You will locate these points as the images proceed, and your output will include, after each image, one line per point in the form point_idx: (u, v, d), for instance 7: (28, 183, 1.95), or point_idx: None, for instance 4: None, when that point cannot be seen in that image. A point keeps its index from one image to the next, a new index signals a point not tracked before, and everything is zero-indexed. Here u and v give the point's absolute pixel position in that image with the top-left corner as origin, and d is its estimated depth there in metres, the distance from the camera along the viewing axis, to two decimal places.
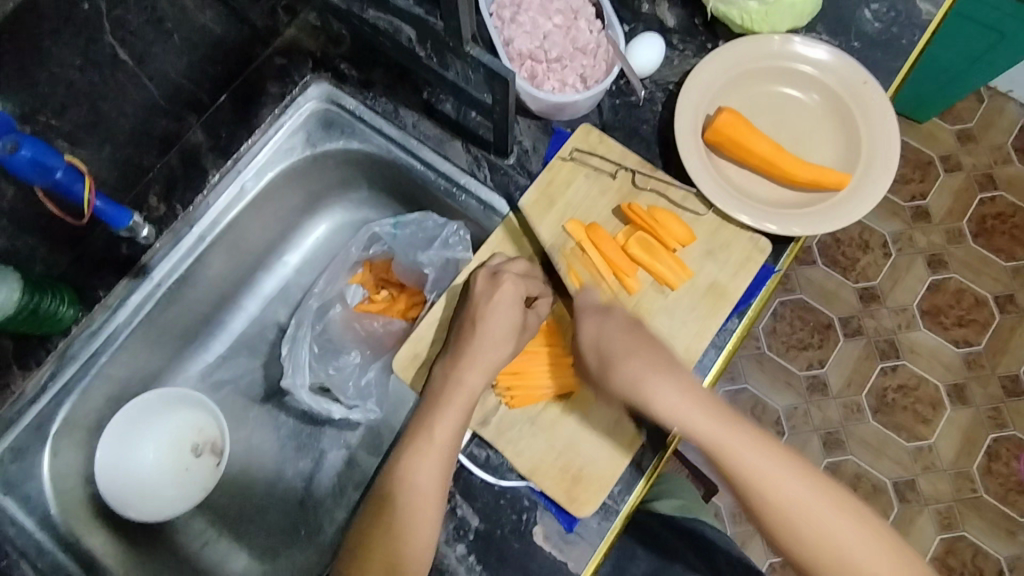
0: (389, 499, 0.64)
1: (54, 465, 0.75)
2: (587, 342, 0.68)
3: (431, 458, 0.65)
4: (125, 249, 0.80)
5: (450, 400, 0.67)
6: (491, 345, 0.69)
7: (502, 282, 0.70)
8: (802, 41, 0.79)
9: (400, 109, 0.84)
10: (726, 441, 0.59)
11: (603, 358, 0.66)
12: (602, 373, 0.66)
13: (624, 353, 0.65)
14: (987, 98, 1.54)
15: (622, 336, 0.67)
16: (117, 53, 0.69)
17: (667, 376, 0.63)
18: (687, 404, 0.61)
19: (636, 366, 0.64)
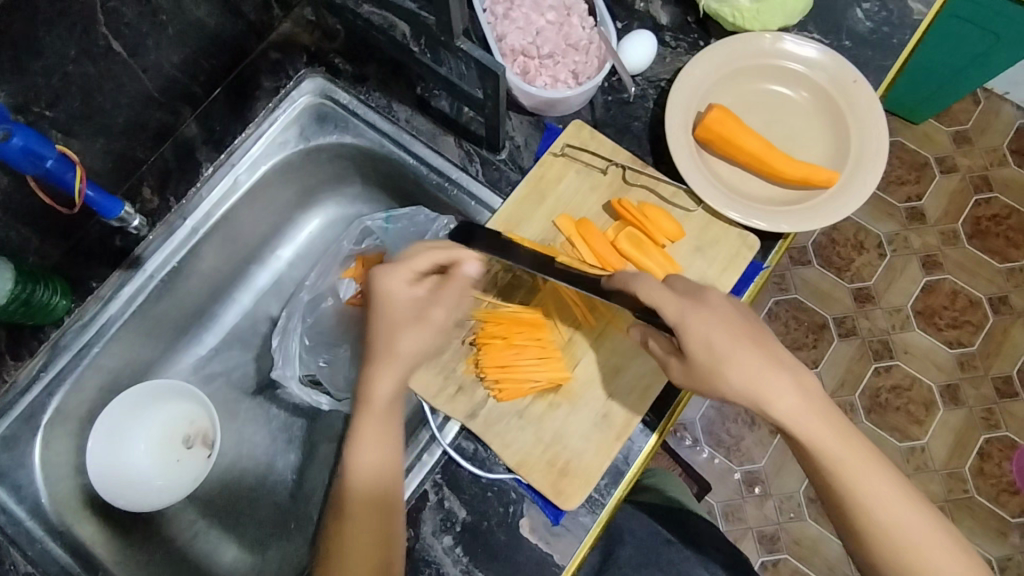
0: (350, 488, 0.64)
1: (45, 455, 0.76)
2: (695, 340, 0.62)
3: (375, 443, 0.65)
4: (118, 241, 0.80)
5: (383, 386, 0.67)
6: (432, 335, 0.68)
7: (407, 267, 0.69)
8: (792, 39, 0.80)
9: (393, 104, 0.84)
10: (835, 435, 0.62)
11: (718, 356, 0.62)
12: (711, 372, 0.62)
13: (742, 353, 0.62)
14: (983, 100, 1.55)
15: (733, 333, 0.62)
16: (111, 45, 0.68)
17: (783, 373, 0.62)
18: (803, 407, 0.62)
19: (755, 364, 0.62)
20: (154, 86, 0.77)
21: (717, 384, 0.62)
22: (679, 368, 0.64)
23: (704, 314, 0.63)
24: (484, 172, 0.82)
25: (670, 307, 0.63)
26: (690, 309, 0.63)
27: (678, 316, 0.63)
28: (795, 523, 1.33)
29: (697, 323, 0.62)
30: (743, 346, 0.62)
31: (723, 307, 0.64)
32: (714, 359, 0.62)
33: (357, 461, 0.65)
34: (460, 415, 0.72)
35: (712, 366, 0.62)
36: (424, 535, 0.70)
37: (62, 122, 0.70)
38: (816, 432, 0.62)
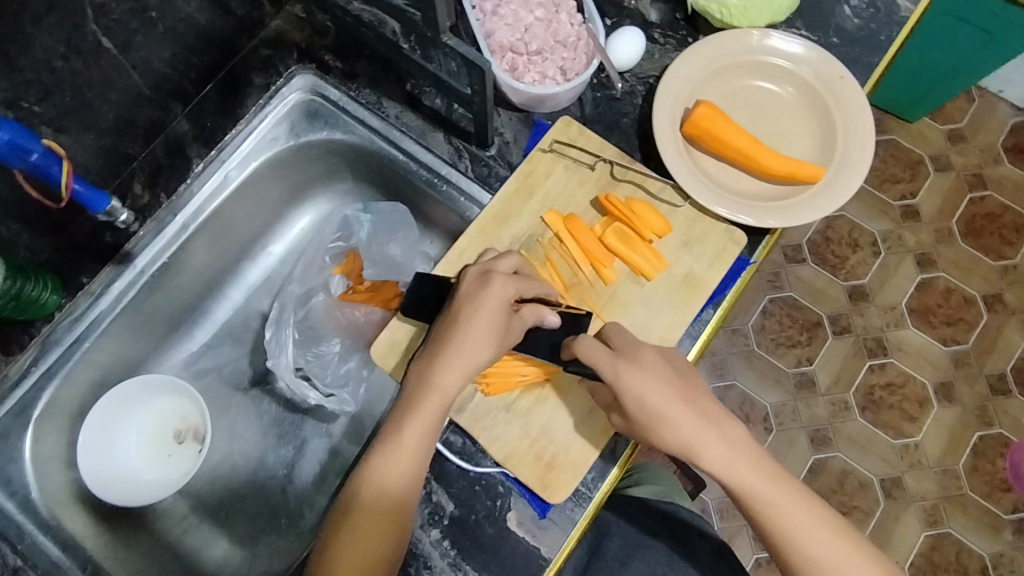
0: (367, 493, 0.65)
1: (36, 449, 0.76)
2: (629, 396, 0.65)
3: (409, 454, 0.65)
4: (108, 236, 0.81)
5: (429, 398, 0.66)
6: (471, 349, 0.67)
7: (492, 283, 0.69)
8: (779, 35, 0.80)
9: (383, 100, 0.85)
10: (766, 489, 0.64)
11: (651, 412, 0.65)
12: (647, 426, 0.65)
13: (672, 409, 0.65)
14: (977, 98, 1.56)
15: (664, 391, 0.66)
16: (100, 41, 0.69)
17: (712, 428, 0.66)
18: (731, 459, 0.65)
19: (686, 422, 0.65)
20: (144, 82, 0.77)
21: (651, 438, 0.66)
22: (619, 421, 0.68)
23: (636, 372, 0.66)
24: (474, 168, 0.82)
25: (605, 366, 0.66)
26: (624, 366, 0.66)
27: (612, 373, 0.66)
28: None
29: (630, 380, 0.66)
30: (673, 403, 0.65)
31: (656, 366, 0.67)
32: (647, 415, 0.65)
33: (385, 470, 0.65)
34: (448, 410, 0.72)
35: (646, 421, 0.65)
36: (411, 528, 0.71)
37: (51, 118, 0.70)
38: (747, 486, 0.64)
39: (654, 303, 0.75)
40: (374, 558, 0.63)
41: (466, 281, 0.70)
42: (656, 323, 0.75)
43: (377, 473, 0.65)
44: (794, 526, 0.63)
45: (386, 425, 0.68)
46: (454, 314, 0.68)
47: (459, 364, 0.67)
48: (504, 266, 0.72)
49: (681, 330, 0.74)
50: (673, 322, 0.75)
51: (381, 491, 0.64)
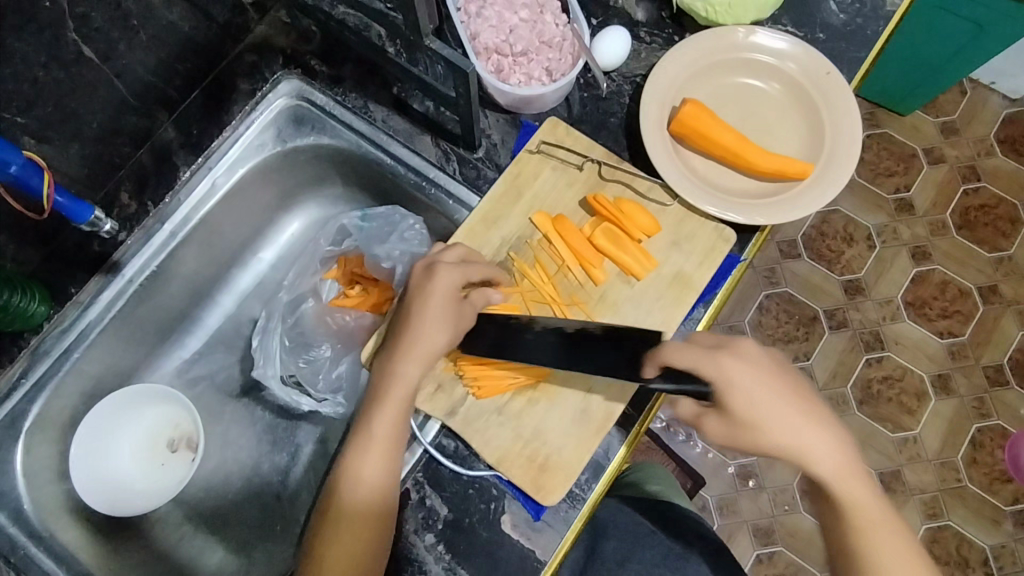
0: (345, 496, 0.65)
1: (27, 461, 0.76)
2: (741, 397, 0.62)
3: (381, 450, 0.66)
4: (96, 246, 0.80)
5: (392, 392, 0.67)
6: (425, 335, 0.68)
7: (439, 272, 0.70)
8: (764, 32, 0.80)
9: (369, 104, 0.84)
10: (870, 499, 0.63)
11: (762, 416, 0.62)
12: (755, 431, 0.62)
13: (783, 411, 0.63)
14: (969, 90, 1.55)
15: (773, 394, 0.63)
16: (82, 51, 0.68)
17: (822, 432, 0.64)
18: (837, 469, 0.63)
19: (798, 425, 0.63)
20: (128, 91, 0.77)
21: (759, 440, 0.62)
22: (716, 423, 0.64)
23: (749, 369, 0.63)
24: (462, 170, 0.82)
25: (712, 365, 0.62)
26: (734, 365, 0.63)
27: (721, 372, 0.62)
28: (789, 516, 1.33)
29: (740, 379, 0.62)
30: (782, 405, 0.63)
31: (763, 361, 0.64)
32: (758, 418, 0.62)
33: (358, 467, 0.65)
34: (440, 413, 0.72)
35: (755, 422, 0.62)
36: (406, 533, 0.71)
37: (35, 128, 0.70)
38: (852, 494, 0.63)
39: (645, 303, 0.75)
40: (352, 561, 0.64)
41: (415, 276, 0.72)
42: (645, 323, 0.75)
43: (351, 471, 0.66)
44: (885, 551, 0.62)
45: (357, 423, 0.69)
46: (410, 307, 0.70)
47: (417, 352, 0.68)
48: (451, 256, 0.73)
49: (674, 329, 0.74)
50: (664, 323, 0.74)
51: (359, 489, 0.65)
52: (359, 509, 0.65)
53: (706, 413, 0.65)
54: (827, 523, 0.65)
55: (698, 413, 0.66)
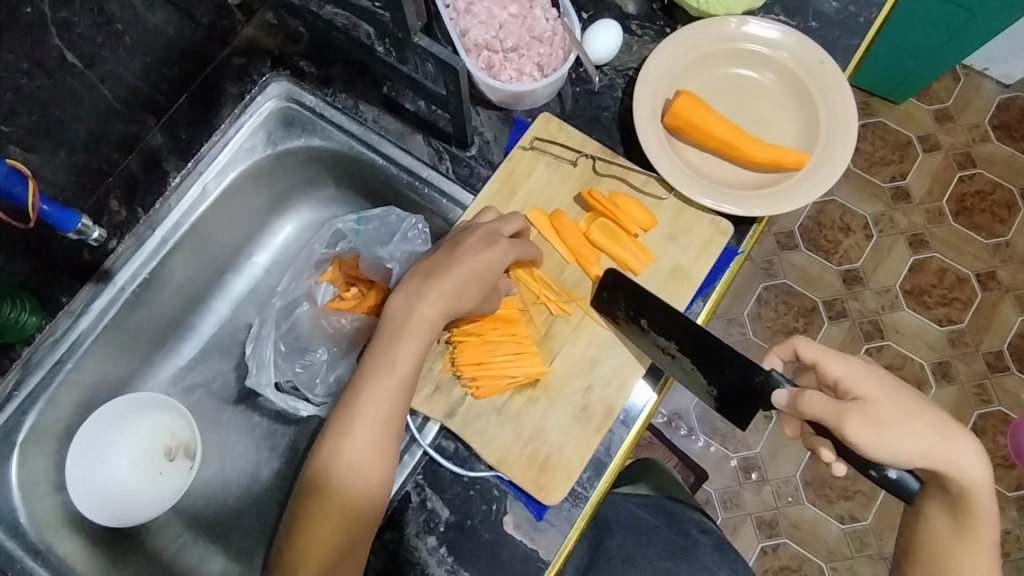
0: (334, 466, 0.64)
1: (21, 475, 0.75)
2: (879, 393, 0.60)
3: (395, 390, 0.66)
4: (86, 254, 0.79)
5: (414, 329, 0.67)
6: (460, 279, 0.67)
7: (498, 241, 0.69)
8: (756, 21, 0.79)
9: (359, 104, 0.84)
10: (990, 506, 0.62)
11: (904, 412, 0.59)
12: (904, 431, 0.58)
13: (920, 412, 0.60)
14: (962, 76, 1.55)
15: (910, 402, 0.60)
16: (65, 56, 0.67)
17: (965, 439, 0.60)
18: (982, 486, 0.60)
19: (955, 437, 0.59)
20: (114, 97, 0.76)
21: (907, 440, 0.57)
22: (863, 422, 0.57)
23: (869, 373, 0.62)
24: (455, 169, 0.82)
25: (839, 364, 0.62)
26: (859, 368, 0.62)
27: (847, 373, 0.62)
28: (793, 508, 1.33)
29: (866, 379, 0.61)
30: (922, 409, 0.60)
31: (885, 372, 0.62)
32: (902, 414, 0.58)
33: (366, 409, 0.65)
34: (438, 415, 0.72)
35: (900, 419, 0.58)
36: (407, 536, 0.70)
37: (19, 137, 0.69)
38: (981, 500, 0.61)
39: None
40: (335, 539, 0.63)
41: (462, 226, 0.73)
42: None
43: (359, 411, 0.65)
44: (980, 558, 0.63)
45: (369, 357, 0.67)
46: (452, 245, 0.70)
47: (443, 293, 0.67)
48: (489, 219, 0.73)
49: None
50: None
51: (361, 435, 0.64)
52: (353, 463, 0.64)
53: (854, 412, 0.58)
54: (937, 525, 0.64)
55: (839, 409, 0.58)
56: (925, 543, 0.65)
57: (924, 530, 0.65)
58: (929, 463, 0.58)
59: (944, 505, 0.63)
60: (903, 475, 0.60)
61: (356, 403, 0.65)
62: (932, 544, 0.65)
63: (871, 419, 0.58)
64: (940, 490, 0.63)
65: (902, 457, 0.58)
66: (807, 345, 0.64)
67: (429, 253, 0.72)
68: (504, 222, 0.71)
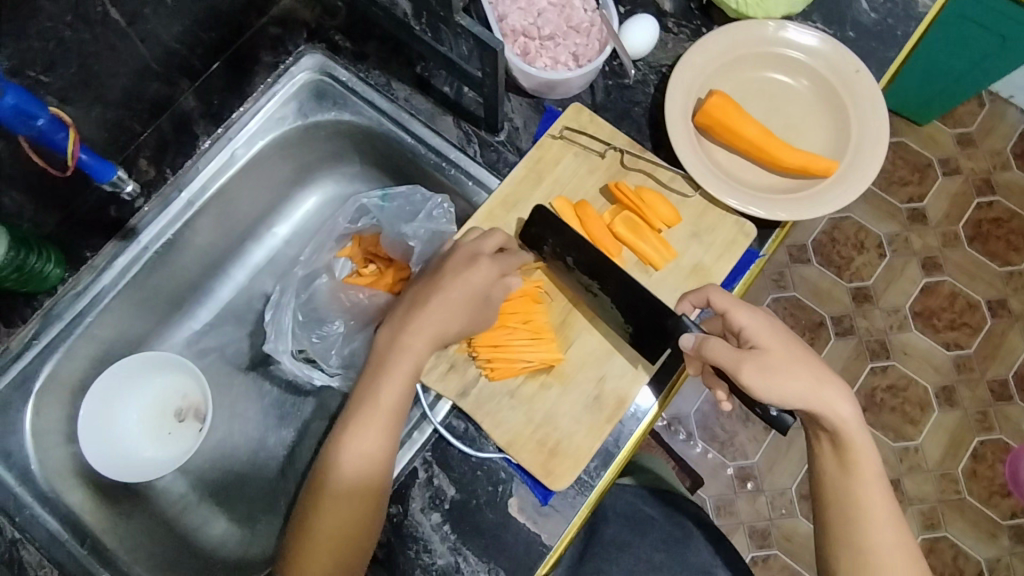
0: (336, 480, 0.64)
1: (36, 422, 0.76)
2: (770, 342, 0.64)
3: (382, 423, 0.66)
4: (113, 211, 0.81)
5: (398, 366, 0.67)
6: (449, 308, 0.69)
7: (478, 261, 0.70)
8: (794, 27, 0.79)
9: (392, 82, 0.84)
10: (870, 446, 0.65)
11: (792, 357, 0.63)
12: (788, 375, 0.62)
13: (805, 358, 0.64)
14: (987, 102, 1.55)
15: (792, 348, 0.64)
16: (109, 12, 0.67)
17: (838, 382, 0.64)
18: (855, 423, 0.64)
19: (827, 381, 0.63)
20: (152, 56, 0.76)
21: (789, 384, 0.62)
22: (753, 368, 0.62)
23: (768, 323, 0.66)
24: (482, 153, 0.82)
25: (743, 313, 0.66)
26: (761, 318, 0.66)
27: (750, 321, 0.65)
28: (787, 520, 1.33)
29: (764, 327, 0.65)
30: (803, 355, 0.64)
31: (775, 322, 0.66)
32: (788, 359, 0.63)
33: (352, 443, 0.65)
34: (451, 394, 0.72)
35: (784, 364, 0.63)
36: (412, 511, 0.70)
37: (58, 88, 0.69)
38: (861, 442, 0.64)
39: (662, 293, 0.75)
40: (340, 548, 0.63)
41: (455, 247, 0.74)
42: None
43: (346, 446, 0.65)
44: (868, 495, 0.64)
45: (354, 400, 0.68)
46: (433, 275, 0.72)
47: (430, 321, 0.68)
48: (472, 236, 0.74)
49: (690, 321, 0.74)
50: None
51: (347, 474, 0.64)
52: (345, 500, 0.64)
53: (745, 358, 0.62)
54: (828, 469, 0.66)
55: (734, 356, 0.62)
56: (823, 482, 0.67)
57: (815, 468, 0.68)
58: (804, 405, 0.63)
59: (830, 448, 0.66)
60: (783, 413, 0.64)
61: (346, 435, 0.66)
62: (823, 482, 0.67)
63: (760, 364, 0.62)
64: (823, 430, 0.66)
65: (784, 398, 0.62)
66: (719, 292, 0.67)
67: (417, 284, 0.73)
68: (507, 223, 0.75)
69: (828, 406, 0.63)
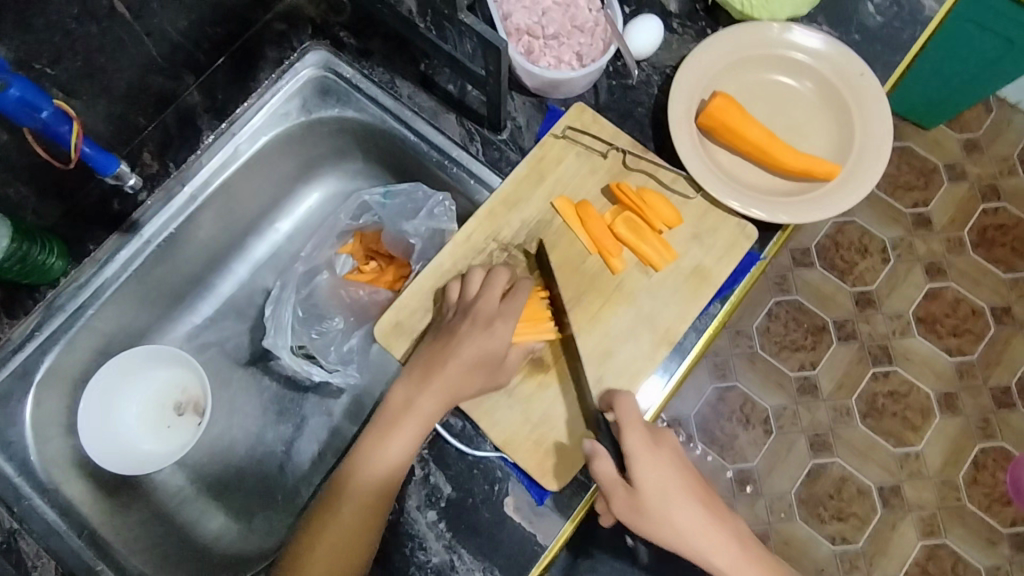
0: (329, 530, 0.65)
1: (36, 414, 0.76)
2: (653, 497, 0.62)
3: (412, 428, 0.67)
4: (116, 205, 0.81)
5: (408, 426, 0.67)
6: (464, 371, 0.68)
7: (494, 325, 0.69)
8: (798, 29, 0.79)
9: (396, 79, 0.84)
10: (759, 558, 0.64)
11: (666, 513, 0.62)
12: (659, 528, 0.62)
13: (677, 493, 0.63)
14: (995, 107, 1.54)
15: (664, 483, 0.63)
16: (114, 6, 0.68)
17: (717, 532, 0.63)
18: (733, 545, 0.63)
19: (706, 532, 0.63)
20: (157, 50, 0.77)
21: (663, 525, 0.62)
22: (625, 505, 0.63)
23: (659, 453, 0.64)
24: (485, 152, 0.82)
25: (634, 433, 0.64)
26: (648, 442, 0.64)
27: (638, 446, 0.63)
28: (785, 524, 1.33)
29: (650, 448, 0.63)
30: (687, 492, 0.64)
31: (669, 444, 0.65)
32: (660, 515, 0.62)
33: (354, 487, 0.66)
34: None
35: (659, 515, 0.62)
36: (408, 509, 0.70)
37: (63, 81, 0.70)
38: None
39: (662, 294, 0.74)
40: None
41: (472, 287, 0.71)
42: (663, 314, 0.74)
43: (370, 448, 0.67)
44: None
45: (359, 451, 0.68)
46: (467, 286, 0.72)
47: (444, 384, 0.68)
48: (478, 279, 0.71)
49: (690, 322, 0.74)
50: (679, 317, 0.74)
51: (340, 529, 0.65)
52: (332, 553, 0.64)
53: (617, 495, 0.63)
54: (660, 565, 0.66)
55: (608, 487, 0.64)
56: None
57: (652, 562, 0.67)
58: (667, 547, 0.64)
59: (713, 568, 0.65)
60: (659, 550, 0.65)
61: (373, 442, 0.68)
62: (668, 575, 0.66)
63: (632, 507, 0.63)
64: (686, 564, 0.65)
65: (654, 540, 0.63)
66: (625, 405, 0.66)
67: (430, 334, 0.72)
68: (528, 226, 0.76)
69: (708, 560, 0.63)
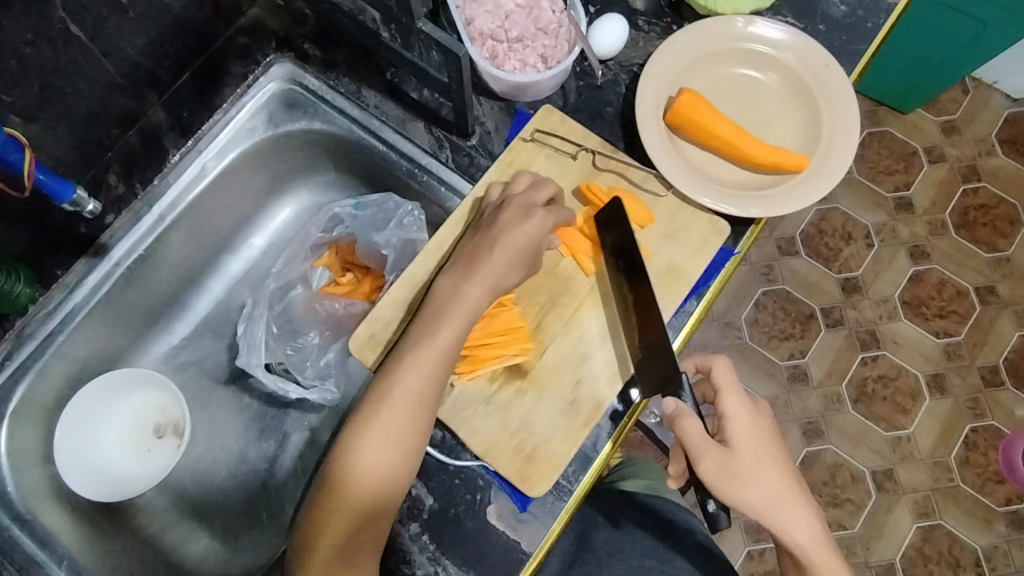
0: (379, 428, 0.63)
1: (11, 445, 0.75)
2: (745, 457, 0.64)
3: (459, 316, 0.67)
4: (83, 229, 0.79)
5: (457, 311, 0.67)
6: (507, 263, 0.68)
7: (534, 213, 0.70)
8: (761, 22, 0.79)
9: (362, 89, 0.83)
10: (828, 540, 0.66)
11: (757, 474, 0.64)
12: (747, 489, 0.64)
13: (768, 460, 0.65)
14: (971, 88, 1.55)
15: (753, 448, 0.65)
16: (69, 29, 0.67)
17: (799, 503, 0.65)
18: (810, 521, 0.65)
19: (787, 504, 0.65)
20: (117, 71, 0.76)
21: (754, 486, 0.64)
22: (715, 463, 0.64)
23: (751, 421, 0.66)
24: (454, 158, 0.81)
25: (733, 398, 0.67)
26: (746, 409, 0.67)
27: (735, 409, 0.66)
28: None
29: (746, 415, 0.66)
30: (776, 462, 0.66)
31: (759, 417, 0.68)
32: (751, 475, 0.64)
33: (401, 383, 0.64)
34: None
35: (750, 475, 0.64)
36: (390, 522, 0.70)
37: (21, 107, 0.68)
38: (820, 573, 0.64)
39: None
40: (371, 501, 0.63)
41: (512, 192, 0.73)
42: None
43: (421, 332, 0.66)
44: None
45: (408, 341, 0.66)
46: (454, 270, 0.69)
47: (489, 271, 0.68)
48: (520, 186, 0.73)
49: (666, 321, 0.73)
50: None
51: (390, 434, 0.63)
52: (383, 456, 0.63)
53: (709, 451, 0.64)
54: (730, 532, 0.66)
55: (700, 443, 0.64)
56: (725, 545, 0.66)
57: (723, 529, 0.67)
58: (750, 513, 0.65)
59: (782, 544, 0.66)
60: (721, 512, 0.65)
61: (425, 325, 0.66)
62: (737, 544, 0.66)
63: (723, 465, 0.64)
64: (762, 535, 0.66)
65: (738, 503, 0.64)
66: (721, 368, 0.68)
67: (470, 232, 0.72)
68: (536, 190, 0.72)
69: (786, 529, 0.64)
